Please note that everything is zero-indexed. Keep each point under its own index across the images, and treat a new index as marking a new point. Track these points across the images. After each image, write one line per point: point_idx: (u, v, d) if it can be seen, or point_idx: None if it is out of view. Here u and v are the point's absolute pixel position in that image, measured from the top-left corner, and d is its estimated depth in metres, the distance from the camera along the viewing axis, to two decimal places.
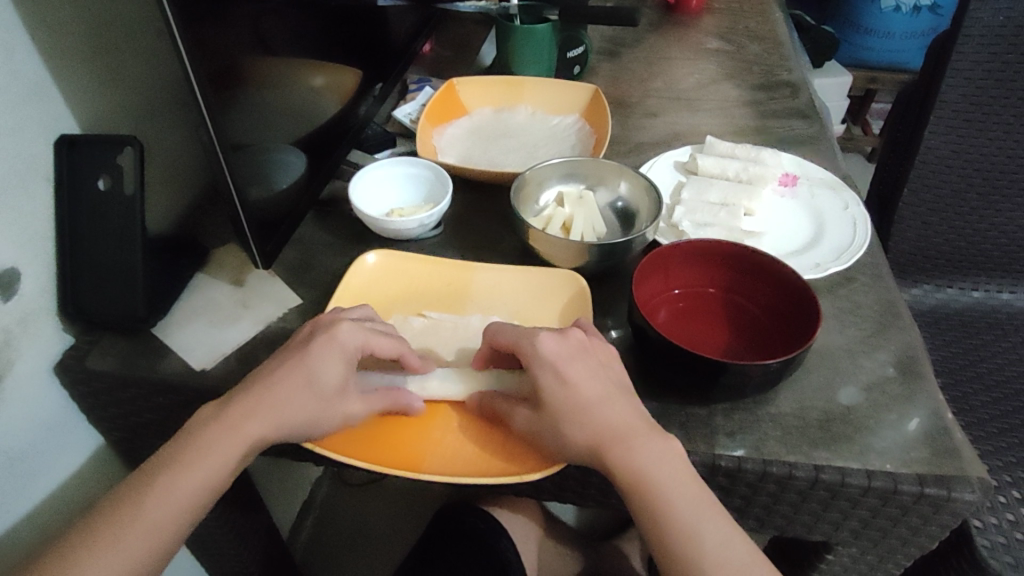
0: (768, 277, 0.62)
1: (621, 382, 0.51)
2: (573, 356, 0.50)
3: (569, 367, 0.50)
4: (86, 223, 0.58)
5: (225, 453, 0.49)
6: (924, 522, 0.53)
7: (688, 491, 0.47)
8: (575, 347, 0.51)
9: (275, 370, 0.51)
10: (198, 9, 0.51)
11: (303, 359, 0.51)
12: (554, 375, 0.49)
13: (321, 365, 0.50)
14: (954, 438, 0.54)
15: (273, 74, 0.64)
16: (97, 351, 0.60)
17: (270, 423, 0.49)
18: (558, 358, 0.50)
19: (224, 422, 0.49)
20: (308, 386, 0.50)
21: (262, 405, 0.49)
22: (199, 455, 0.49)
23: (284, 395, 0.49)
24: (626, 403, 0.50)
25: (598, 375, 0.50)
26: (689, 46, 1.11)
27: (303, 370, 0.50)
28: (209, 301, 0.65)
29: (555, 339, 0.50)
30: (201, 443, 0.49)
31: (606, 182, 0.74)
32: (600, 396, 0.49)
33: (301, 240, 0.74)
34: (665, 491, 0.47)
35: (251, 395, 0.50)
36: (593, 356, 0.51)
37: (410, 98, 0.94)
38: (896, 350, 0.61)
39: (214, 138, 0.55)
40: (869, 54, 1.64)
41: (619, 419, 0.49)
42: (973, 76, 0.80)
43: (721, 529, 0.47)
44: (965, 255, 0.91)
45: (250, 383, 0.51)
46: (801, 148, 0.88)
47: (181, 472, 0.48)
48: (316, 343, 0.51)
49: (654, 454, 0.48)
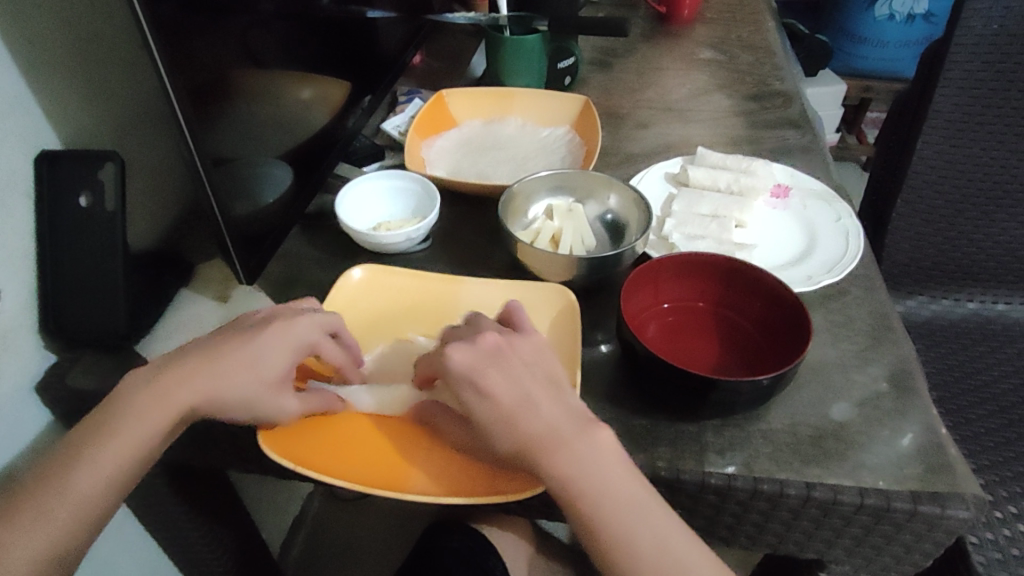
0: (760, 291, 0.61)
1: (549, 378, 0.49)
2: (490, 366, 0.47)
3: (486, 375, 0.46)
4: (67, 240, 0.57)
5: (153, 427, 0.47)
6: (918, 540, 0.52)
7: (625, 492, 0.46)
8: (487, 353, 0.48)
9: (216, 347, 0.50)
10: (178, 22, 0.51)
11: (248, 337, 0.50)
12: (472, 389, 0.46)
13: (268, 345, 0.50)
14: (949, 453, 0.53)
15: (258, 87, 0.64)
16: (79, 368, 0.59)
17: (205, 399, 0.48)
18: (473, 372, 0.46)
19: (156, 396, 0.48)
20: (253, 366, 0.49)
21: (201, 378, 0.48)
22: (126, 428, 0.47)
23: (226, 374, 0.48)
24: (554, 403, 0.47)
25: (518, 379, 0.47)
26: (681, 56, 1.11)
27: (248, 353, 0.49)
28: (195, 318, 0.65)
29: (465, 350, 0.47)
30: (129, 416, 0.47)
31: (595, 195, 0.73)
32: (519, 402, 0.46)
33: (287, 254, 0.73)
34: (598, 500, 0.45)
35: (188, 367, 0.49)
36: (513, 360, 0.48)
37: (400, 110, 0.94)
38: (890, 364, 0.61)
39: (195, 154, 0.54)
40: (863, 62, 1.64)
41: (549, 423, 0.46)
42: (967, 85, 0.80)
43: (657, 528, 0.45)
44: (959, 266, 0.90)
45: (186, 357, 0.50)
46: (792, 159, 0.88)
47: (107, 442, 0.46)
48: (269, 328, 0.51)
49: (584, 460, 0.45)
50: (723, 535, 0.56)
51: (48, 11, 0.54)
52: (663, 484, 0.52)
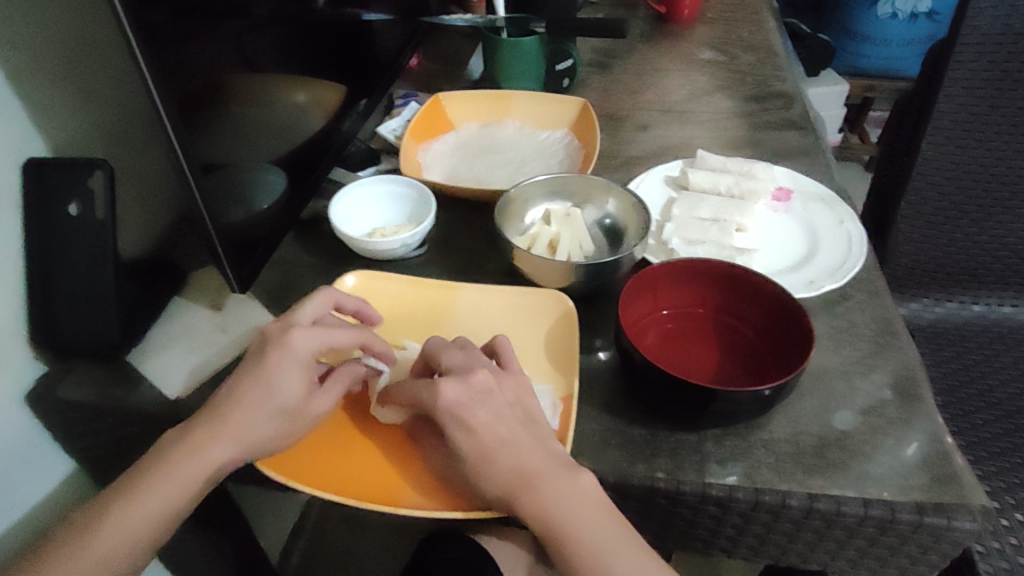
0: (761, 297, 0.60)
1: (526, 413, 0.50)
2: (473, 401, 0.48)
3: (472, 410, 0.48)
4: (56, 250, 0.56)
5: (187, 478, 0.48)
6: (923, 552, 0.51)
7: (596, 526, 0.47)
8: (475, 389, 0.48)
9: (230, 388, 0.50)
10: (162, 26, 0.49)
11: (259, 375, 0.50)
12: (458, 423, 0.47)
13: (280, 379, 0.49)
14: (954, 463, 0.52)
15: (250, 92, 0.62)
16: (69, 380, 0.58)
17: (230, 444, 0.48)
18: (456, 408, 0.47)
19: (185, 448, 0.48)
20: (270, 402, 0.49)
21: (225, 425, 0.48)
22: (160, 481, 0.48)
23: (244, 416, 0.48)
24: (530, 438, 0.48)
25: (502, 417, 0.48)
26: (681, 57, 1.10)
27: (260, 390, 0.49)
28: (188, 327, 0.64)
29: (455, 386, 0.48)
30: (163, 468, 0.48)
31: (593, 199, 0.72)
32: (499, 440, 0.47)
33: (283, 261, 0.73)
34: (573, 533, 0.46)
35: (211, 417, 0.49)
36: (495, 397, 0.49)
37: (396, 113, 0.93)
38: (893, 371, 0.59)
39: (184, 161, 0.53)
40: (866, 61, 1.63)
41: (526, 460, 0.47)
42: (971, 85, 0.79)
43: (629, 555, 0.47)
44: (964, 268, 0.89)
45: (210, 406, 0.50)
46: (794, 160, 0.87)
47: (140, 495, 0.48)
48: (272, 357, 0.50)
49: (559, 494, 0.46)
50: (724, 546, 0.55)
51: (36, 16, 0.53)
52: (664, 495, 0.51)
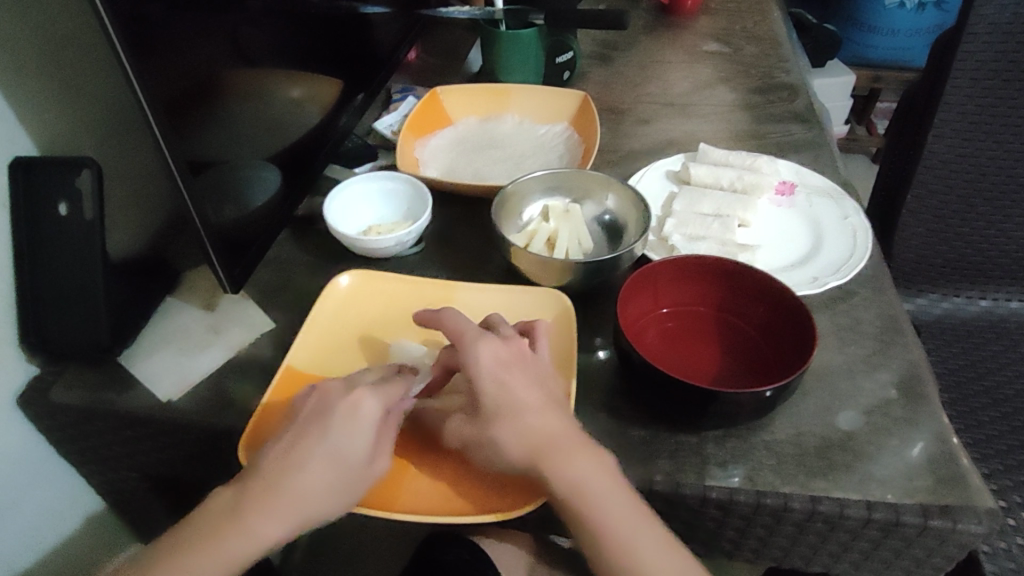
0: (763, 294, 0.58)
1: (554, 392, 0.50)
2: (510, 365, 0.49)
3: (508, 369, 0.49)
4: (45, 251, 0.56)
5: (237, 553, 0.44)
6: (928, 555, 0.50)
7: (622, 503, 0.46)
8: (512, 354, 0.50)
9: (287, 451, 0.46)
10: (145, 20, 0.47)
11: (321, 436, 0.46)
12: (493, 380, 0.48)
13: (347, 441, 0.46)
14: (960, 464, 0.51)
15: (242, 87, 0.61)
16: (63, 382, 0.58)
17: (290, 517, 0.44)
18: (494, 365, 0.49)
19: (237, 520, 0.44)
20: (336, 464, 0.45)
21: (283, 492, 0.45)
22: (207, 555, 0.44)
23: (306, 484, 0.45)
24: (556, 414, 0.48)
25: (536, 384, 0.49)
26: (684, 48, 1.08)
27: (326, 457, 0.45)
28: (180, 329, 0.63)
29: (493, 346, 0.49)
30: (211, 538, 0.44)
31: (592, 195, 0.71)
32: (528, 406, 0.48)
33: (278, 260, 0.72)
34: (599, 505, 0.45)
35: (266, 481, 0.45)
36: (531, 366, 0.50)
37: (393, 108, 0.92)
38: (898, 370, 0.58)
39: (171, 160, 0.51)
40: (873, 52, 1.60)
41: (550, 434, 0.47)
42: (979, 76, 0.77)
43: (662, 534, 0.46)
44: (972, 262, 0.87)
45: (260, 468, 0.46)
46: (798, 154, 0.85)
47: (182, 564, 0.43)
48: (336, 416, 0.47)
49: (586, 469, 0.46)
50: (726, 549, 0.54)
51: (17, 16, 0.52)
52: (663, 498, 0.50)
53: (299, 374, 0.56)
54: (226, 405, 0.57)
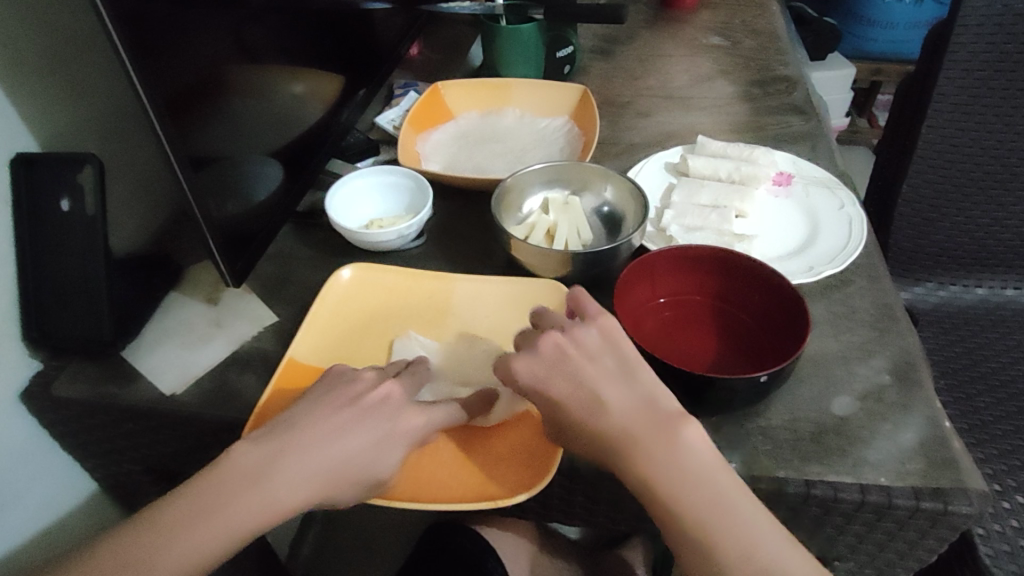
0: (758, 283, 0.59)
1: (624, 374, 0.46)
2: (550, 371, 0.46)
3: (549, 382, 0.46)
4: (47, 247, 0.58)
5: (248, 516, 0.44)
6: (921, 536, 0.51)
7: (711, 487, 0.43)
8: (549, 359, 0.47)
9: (327, 425, 0.47)
10: (146, 20, 0.48)
11: (368, 431, 0.47)
12: (540, 397, 0.47)
13: (387, 445, 0.48)
14: (952, 447, 0.52)
15: (243, 84, 0.62)
16: (64, 376, 0.59)
17: (311, 490, 0.45)
18: (536, 381, 0.47)
19: (260, 482, 0.45)
20: (372, 456, 0.47)
21: (310, 471, 0.45)
22: (221, 512, 0.43)
23: (337, 468, 0.46)
24: (626, 400, 0.45)
25: (599, 376, 0.46)
26: (684, 42, 1.09)
27: (368, 444, 0.47)
28: (184, 323, 0.64)
29: (529, 364, 0.47)
30: (230, 497, 0.44)
31: (591, 187, 0.72)
32: (585, 402, 0.45)
33: (280, 254, 0.73)
34: (685, 492, 0.43)
35: (295, 457, 0.46)
36: (579, 359, 0.46)
37: (395, 103, 0.93)
38: (893, 356, 0.59)
39: (173, 158, 0.52)
40: (873, 44, 1.60)
41: (624, 412, 0.45)
42: (971, 67, 0.77)
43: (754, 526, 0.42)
44: (968, 251, 0.88)
45: (294, 443, 0.46)
46: (795, 146, 0.86)
47: (196, 520, 0.43)
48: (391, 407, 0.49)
49: (660, 458, 0.43)
50: None
51: (16, 19, 0.54)
52: None
53: (302, 364, 0.57)
54: (228, 397, 0.58)
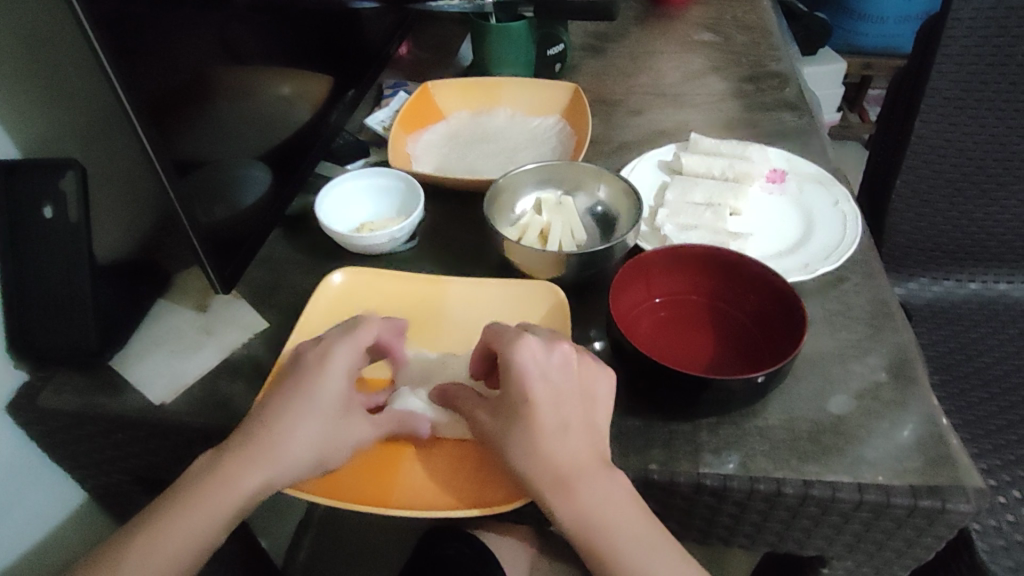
0: (753, 282, 0.59)
1: (592, 415, 0.47)
2: (549, 373, 0.47)
3: (540, 382, 0.46)
4: (30, 256, 0.56)
5: (216, 503, 0.46)
6: (919, 534, 0.50)
7: (637, 531, 0.46)
8: (556, 364, 0.47)
9: (272, 403, 0.49)
10: (126, 21, 0.47)
11: (304, 381, 0.49)
12: (522, 392, 0.46)
13: (323, 382, 0.49)
14: (949, 445, 0.52)
15: (229, 86, 0.60)
16: (50, 388, 0.58)
17: (269, 468, 0.46)
18: (531, 371, 0.47)
19: (220, 473, 0.46)
20: (312, 404, 0.48)
21: (263, 444, 0.47)
22: (195, 501, 0.46)
23: (289, 438, 0.47)
24: (584, 436, 0.47)
25: (570, 406, 0.47)
26: (676, 39, 1.08)
27: (305, 396, 0.48)
28: (173, 330, 0.63)
29: (535, 352, 0.47)
30: (199, 491, 0.46)
31: (584, 186, 0.71)
32: (552, 425, 0.46)
33: (270, 258, 0.72)
34: (613, 534, 0.45)
35: (250, 442, 0.47)
36: (568, 378, 0.47)
37: (385, 104, 0.92)
38: (888, 353, 0.59)
39: (158, 163, 0.51)
40: (864, 39, 1.60)
41: (574, 453, 0.46)
42: (963, 62, 0.77)
43: (665, 565, 0.45)
44: (961, 246, 0.88)
45: (248, 426, 0.48)
46: (788, 141, 0.85)
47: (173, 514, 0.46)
48: (308, 369, 0.50)
49: (597, 496, 0.45)
50: (722, 535, 0.55)
51: None
52: (657, 487, 0.50)
53: None
54: (220, 405, 0.57)
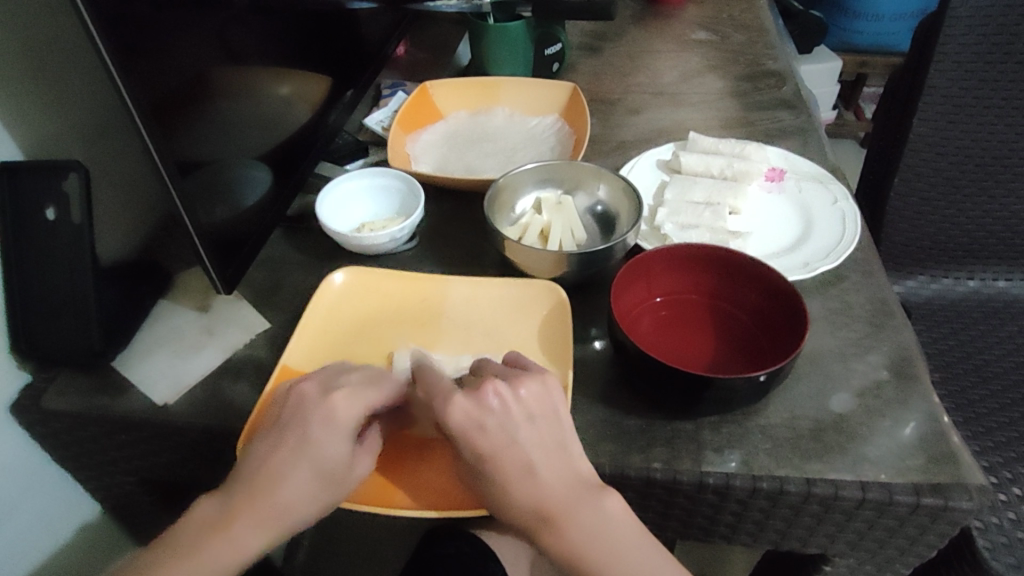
0: (755, 281, 0.59)
1: (557, 442, 0.47)
2: (487, 421, 0.45)
3: (479, 434, 0.45)
4: (35, 258, 0.56)
5: (212, 563, 0.44)
6: (922, 532, 0.51)
7: (637, 554, 0.46)
8: (492, 411, 0.46)
9: (268, 459, 0.45)
10: (130, 22, 0.47)
11: (303, 442, 0.46)
12: (470, 447, 0.45)
13: (324, 445, 0.46)
14: (951, 443, 0.52)
15: (231, 87, 0.61)
16: (54, 390, 0.58)
17: (271, 528, 0.44)
18: (465, 425, 0.45)
19: (217, 533, 0.44)
20: (313, 467, 0.45)
21: (263, 506, 0.44)
22: (188, 562, 0.43)
23: (291, 499, 0.45)
24: (556, 466, 0.46)
25: (533, 442, 0.46)
26: (673, 38, 1.08)
27: (304, 458, 0.45)
28: (175, 331, 0.63)
29: (466, 404, 0.45)
30: (193, 550, 0.44)
31: (584, 186, 0.71)
32: (519, 468, 0.45)
33: (270, 259, 0.72)
34: (612, 561, 0.45)
35: (248, 500, 0.45)
36: (518, 413, 0.46)
37: (383, 104, 0.92)
38: (889, 351, 0.59)
39: (161, 164, 0.51)
40: (859, 38, 1.61)
41: (558, 484, 0.46)
42: (962, 60, 0.77)
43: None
44: (958, 244, 0.89)
45: (243, 483, 0.45)
46: (787, 140, 0.86)
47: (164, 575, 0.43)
48: (313, 426, 0.46)
49: (589, 526, 0.45)
50: (725, 534, 0.55)
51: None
52: (661, 485, 0.51)
53: (295, 373, 0.56)
54: (223, 406, 0.57)
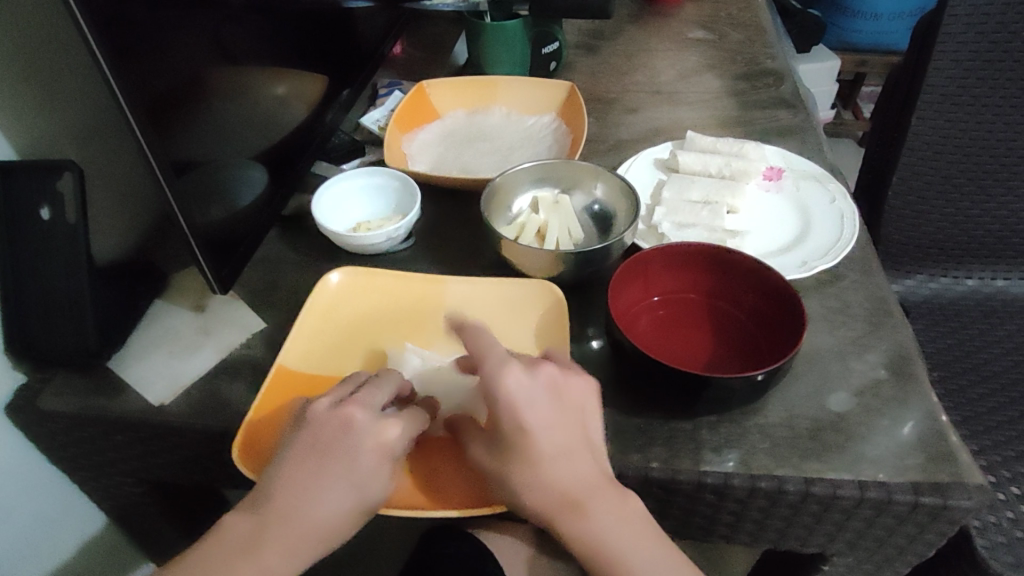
0: (753, 280, 0.59)
1: (584, 437, 0.47)
2: (535, 397, 0.46)
3: (531, 407, 0.45)
4: (29, 258, 0.56)
5: None
6: (921, 531, 0.51)
7: (651, 553, 0.46)
8: (539, 388, 0.46)
9: (308, 480, 0.45)
10: (123, 22, 0.46)
11: (346, 466, 0.45)
12: (515, 420, 0.45)
13: (368, 471, 0.45)
14: (950, 442, 0.52)
15: (226, 86, 0.60)
16: (50, 390, 0.57)
17: (305, 550, 0.44)
18: (516, 400, 0.45)
19: (249, 553, 0.44)
20: (354, 493, 0.45)
21: (300, 529, 0.44)
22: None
23: (327, 523, 0.44)
24: (581, 457, 0.46)
25: (567, 426, 0.46)
26: (671, 36, 1.08)
27: (347, 484, 0.45)
28: (171, 331, 0.63)
29: (518, 380, 0.46)
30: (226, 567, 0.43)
31: (581, 185, 0.71)
32: (555, 449, 0.45)
33: (267, 259, 0.71)
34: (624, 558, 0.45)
35: (285, 521, 0.44)
36: (557, 401, 0.47)
37: (380, 103, 0.92)
38: (888, 350, 0.59)
39: (156, 165, 0.51)
40: (857, 36, 1.61)
41: (575, 477, 0.45)
42: (961, 58, 0.77)
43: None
44: (957, 243, 0.88)
45: (279, 503, 0.44)
46: (785, 139, 0.86)
47: None
48: (361, 453, 0.45)
49: (605, 522, 0.45)
50: (723, 533, 0.55)
51: None
52: (659, 485, 0.50)
53: (290, 373, 0.56)
54: (218, 406, 0.56)
